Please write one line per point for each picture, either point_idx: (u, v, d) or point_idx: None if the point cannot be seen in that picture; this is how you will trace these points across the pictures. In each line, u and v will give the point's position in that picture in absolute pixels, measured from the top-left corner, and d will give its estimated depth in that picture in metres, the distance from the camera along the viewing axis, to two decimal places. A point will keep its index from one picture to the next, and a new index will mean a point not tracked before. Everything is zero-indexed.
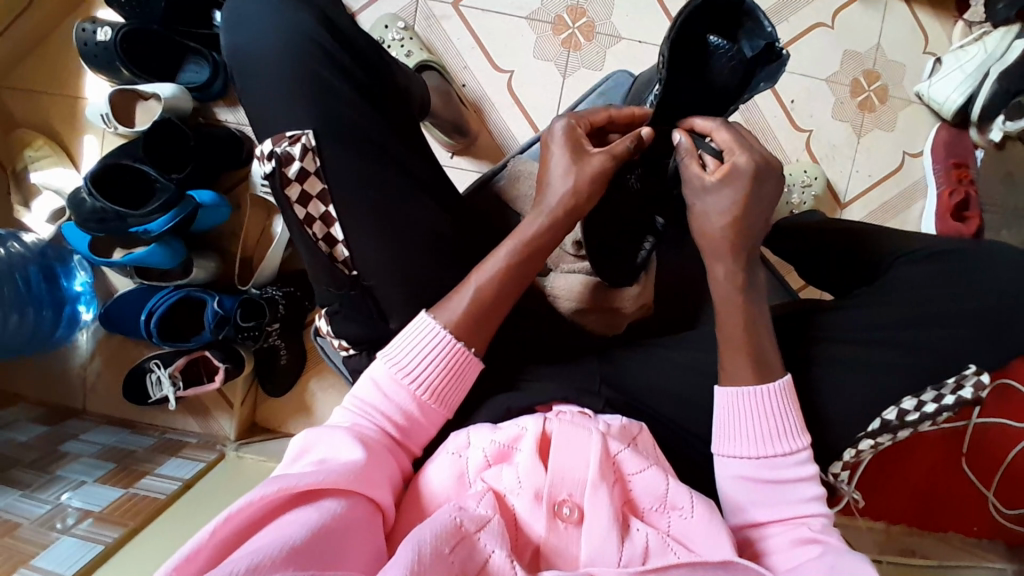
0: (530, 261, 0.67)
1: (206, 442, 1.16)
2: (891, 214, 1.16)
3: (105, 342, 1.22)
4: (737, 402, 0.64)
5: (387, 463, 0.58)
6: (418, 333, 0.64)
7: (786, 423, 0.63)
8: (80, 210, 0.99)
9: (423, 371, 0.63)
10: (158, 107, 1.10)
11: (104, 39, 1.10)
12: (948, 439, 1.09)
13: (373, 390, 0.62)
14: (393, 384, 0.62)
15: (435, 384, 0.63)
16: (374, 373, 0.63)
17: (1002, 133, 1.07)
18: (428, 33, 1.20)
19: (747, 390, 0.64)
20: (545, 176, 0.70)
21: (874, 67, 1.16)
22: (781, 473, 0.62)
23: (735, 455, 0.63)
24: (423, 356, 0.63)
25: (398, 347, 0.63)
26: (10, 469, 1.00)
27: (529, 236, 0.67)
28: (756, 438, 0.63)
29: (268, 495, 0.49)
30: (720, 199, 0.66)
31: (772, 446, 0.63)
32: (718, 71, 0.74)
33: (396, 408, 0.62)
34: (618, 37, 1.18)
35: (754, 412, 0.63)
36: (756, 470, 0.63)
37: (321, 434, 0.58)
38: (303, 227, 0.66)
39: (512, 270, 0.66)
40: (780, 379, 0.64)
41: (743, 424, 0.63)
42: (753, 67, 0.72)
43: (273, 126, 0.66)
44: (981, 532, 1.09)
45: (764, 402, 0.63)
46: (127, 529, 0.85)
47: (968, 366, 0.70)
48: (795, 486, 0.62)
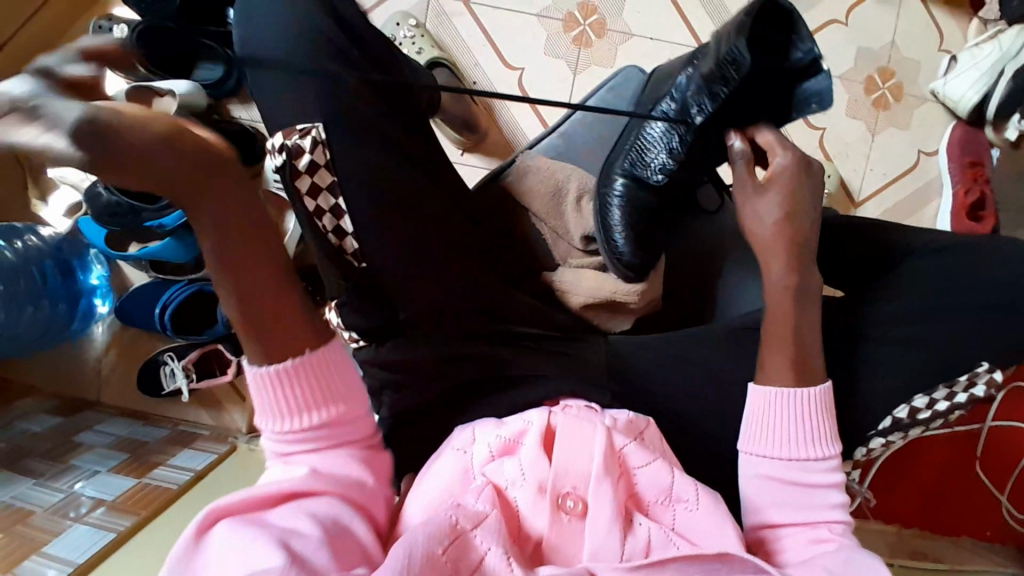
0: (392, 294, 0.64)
1: (218, 435, 1.18)
2: (905, 214, 1.15)
3: (120, 335, 1.24)
4: (775, 402, 0.63)
5: (331, 476, 0.63)
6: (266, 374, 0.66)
7: (821, 427, 0.63)
8: (96, 203, 1.02)
9: (300, 394, 0.65)
10: (172, 103, 1.12)
11: (121, 37, 1.12)
12: (962, 441, 1.08)
13: (276, 444, 0.66)
14: (283, 425, 0.65)
15: (310, 392, 0.65)
16: (265, 427, 0.66)
17: (1018, 132, 1.07)
18: (439, 30, 1.21)
19: (790, 391, 0.63)
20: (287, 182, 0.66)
21: (889, 64, 1.15)
22: (812, 478, 0.62)
23: (767, 455, 0.63)
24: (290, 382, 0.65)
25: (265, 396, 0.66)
26: (26, 459, 1.02)
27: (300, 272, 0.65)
28: (791, 440, 0.63)
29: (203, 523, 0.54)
30: (769, 198, 0.68)
31: (807, 449, 0.62)
32: (764, 77, 0.70)
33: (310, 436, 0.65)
34: (628, 35, 1.18)
35: (794, 415, 0.63)
36: (786, 472, 0.62)
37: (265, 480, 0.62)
38: (313, 219, 0.67)
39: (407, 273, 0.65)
40: (822, 384, 0.64)
41: (778, 425, 0.63)
42: (796, 79, 0.70)
43: (282, 119, 0.67)
44: (993, 537, 1.07)
45: (805, 406, 0.63)
46: (138, 518, 0.86)
47: (980, 363, 0.69)
48: (823, 490, 0.62)
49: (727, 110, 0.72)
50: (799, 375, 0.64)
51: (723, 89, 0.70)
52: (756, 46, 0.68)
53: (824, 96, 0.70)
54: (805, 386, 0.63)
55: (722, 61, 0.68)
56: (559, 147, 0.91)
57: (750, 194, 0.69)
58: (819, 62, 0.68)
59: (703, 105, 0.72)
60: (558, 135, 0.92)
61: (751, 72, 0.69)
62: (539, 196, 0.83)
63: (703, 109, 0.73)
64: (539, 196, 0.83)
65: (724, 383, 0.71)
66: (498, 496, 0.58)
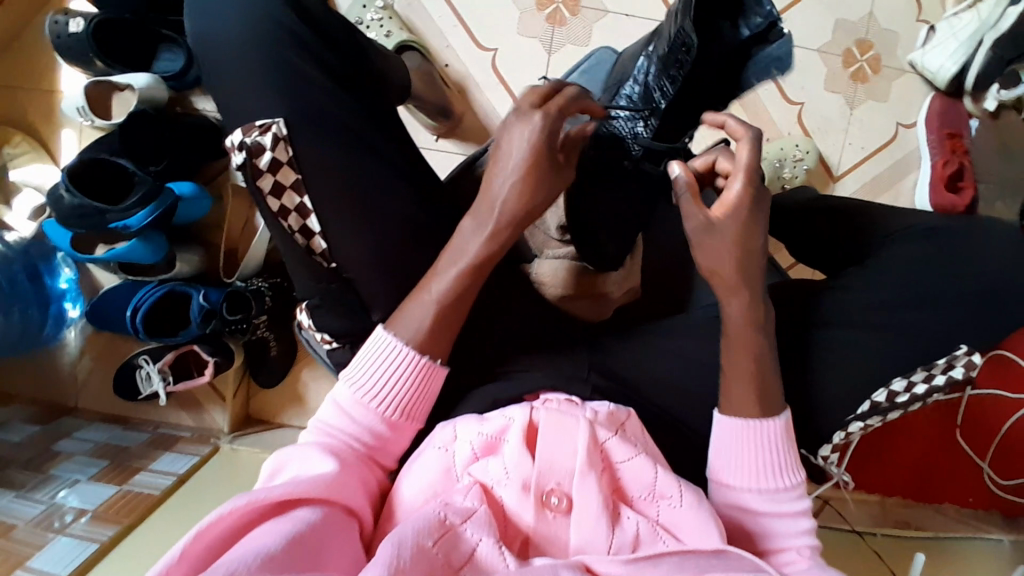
0: (473, 284, 0.63)
1: (200, 436, 1.16)
2: (882, 189, 1.14)
3: (95, 338, 1.21)
4: (739, 434, 0.62)
5: (362, 475, 0.59)
6: (379, 350, 0.62)
7: (781, 458, 0.62)
8: (59, 207, 0.96)
9: (389, 392, 0.62)
10: (133, 98, 1.06)
11: (77, 30, 1.07)
12: (944, 412, 1.10)
13: (336, 412, 0.62)
14: (355, 405, 0.62)
15: (402, 401, 0.62)
16: (338, 398, 0.62)
17: (996, 102, 1.06)
18: (408, 12, 1.17)
19: (753, 423, 0.62)
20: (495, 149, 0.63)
21: (867, 35, 1.14)
22: (780, 507, 0.61)
23: (733, 489, 0.62)
24: (388, 376, 0.62)
25: (356, 369, 0.62)
26: (4, 470, 0.99)
27: (481, 252, 0.63)
28: (755, 471, 0.62)
29: (238, 508, 0.49)
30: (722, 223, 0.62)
31: (770, 478, 0.62)
32: (714, 55, 0.75)
33: (364, 430, 0.61)
34: (603, 11, 1.15)
35: (758, 446, 0.62)
36: (753, 500, 0.61)
37: (294, 452, 0.58)
38: (277, 219, 0.65)
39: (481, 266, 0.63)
40: (783, 414, 0.63)
41: (740, 456, 0.62)
42: (751, 47, 0.76)
43: (243, 116, 0.64)
44: (976, 504, 1.08)
45: (767, 439, 0.62)
46: (122, 526, 0.85)
47: (959, 346, 0.69)
48: (791, 517, 0.62)
49: (690, 86, 0.76)
50: (769, 406, 0.63)
51: (678, 71, 0.75)
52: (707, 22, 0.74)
53: (784, 60, 0.76)
54: (767, 417, 0.62)
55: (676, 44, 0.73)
56: None
57: (699, 222, 0.63)
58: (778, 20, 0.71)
59: (664, 87, 0.77)
60: None
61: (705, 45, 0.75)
62: None
63: (666, 91, 0.77)
64: None
65: (705, 371, 0.71)
66: (485, 494, 0.57)
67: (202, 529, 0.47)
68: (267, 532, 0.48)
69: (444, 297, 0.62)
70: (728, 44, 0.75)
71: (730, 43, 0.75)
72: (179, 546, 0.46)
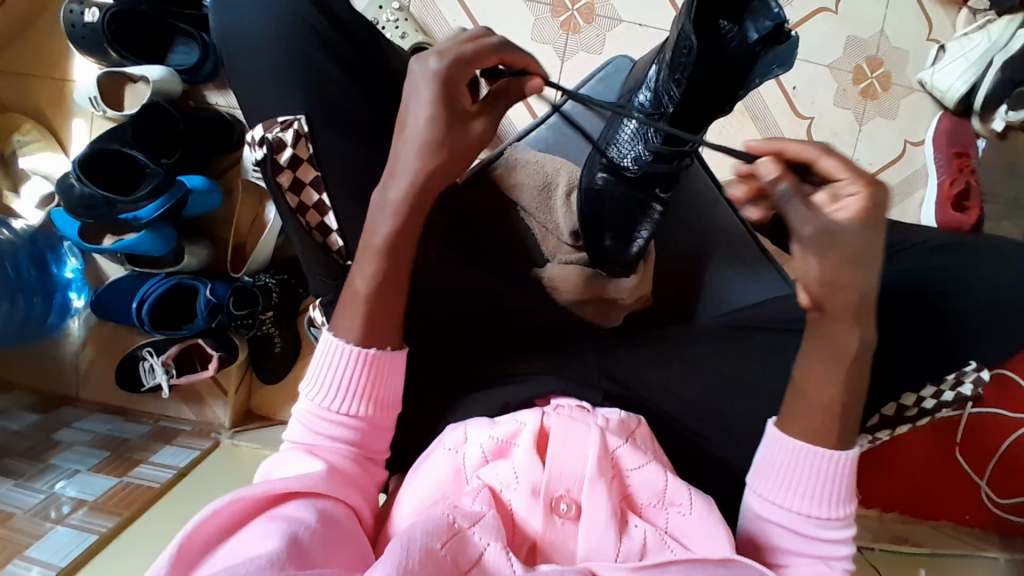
0: (393, 277, 0.60)
1: (201, 431, 1.16)
2: (891, 205, 1.15)
3: (98, 329, 1.21)
4: (788, 452, 0.58)
5: (348, 472, 0.59)
6: (325, 355, 0.61)
7: (834, 489, 0.58)
8: (69, 195, 0.97)
9: (341, 392, 0.60)
10: (146, 90, 1.07)
11: (93, 21, 1.07)
12: (943, 430, 1.10)
13: (302, 427, 0.61)
14: (321, 412, 0.61)
15: (360, 397, 0.60)
16: (302, 410, 0.61)
17: (1004, 123, 1.06)
18: (423, 15, 1.18)
19: (810, 448, 0.58)
20: (403, 114, 0.58)
21: (877, 53, 1.15)
22: (822, 531, 0.58)
23: (774, 504, 0.59)
24: (334, 376, 0.60)
25: (314, 376, 0.61)
26: (2, 458, 0.98)
27: (404, 208, 0.59)
28: (801, 492, 0.58)
29: (226, 508, 0.49)
30: (849, 237, 0.53)
31: (813, 504, 0.58)
32: (725, 59, 0.71)
33: (333, 436, 0.60)
34: (617, 20, 1.15)
35: (811, 468, 0.58)
36: (793, 521, 0.58)
37: (274, 463, 0.59)
38: (296, 216, 0.65)
39: (409, 218, 0.59)
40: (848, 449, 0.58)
41: (788, 475, 0.59)
42: (758, 49, 0.69)
43: (266, 113, 0.65)
44: (973, 521, 1.09)
45: (823, 461, 0.57)
46: (122, 518, 0.84)
47: (968, 362, 0.69)
48: (832, 543, 0.58)
49: (694, 91, 0.73)
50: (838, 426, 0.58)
51: (682, 75, 0.72)
52: (707, 24, 0.70)
53: (787, 59, 0.69)
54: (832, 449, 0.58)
55: (679, 47, 0.70)
56: (549, 139, 0.87)
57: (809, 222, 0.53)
58: (784, 23, 0.65)
59: (671, 91, 0.74)
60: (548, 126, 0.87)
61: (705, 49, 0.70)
62: (528, 189, 0.79)
63: (673, 96, 0.74)
64: (528, 190, 0.79)
65: (713, 380, 0.72)
66: (494, 498, 0.57)
67: (191, 531, 0.47)
68: (257, 534, 0.49)
69: (380, 260, 0.60)
70: (737, 50, 0.70)
71: (739, 46, 0.70)
72: (169, 550, 0.46)
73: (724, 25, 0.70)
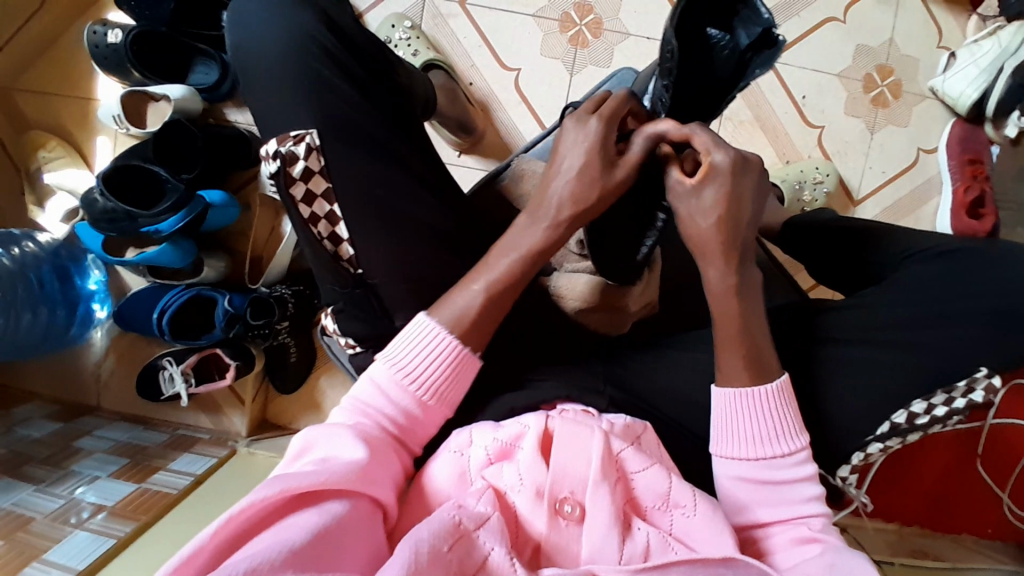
0: (509, 292, 0.66)
1: (218, 439, 1.18)
2: (903, 213, 1.15)
3: (120, 339, 1.24)
4: (728, 402, 0.63)
5: (389, 459, 0.60)
6: (420, 333, 0.64)
7: (783, 424, 0.62)
8: (92, 209, 1.02)
9: (424, 374, 0.63)
10: (168, 108, 1.11)
11: (115, 41, 1.11)
12: (963, 440, 1.08)
13: (372, 389, 0.63)
14: (393, 385, 0.63)
15: (437, 386, 0.63)
16: (375, 375, 0.63)
17: (1018, 129, 1.06)
18: (435, 32, 1.20)
19: (745, 391, 0.62)
20: (557, 161, 0.68)
21: (887, 61, 1.15)
22: (781, 474, 0.62)
23: (728, 457, 0.63)
24: (423, 357, 0.63)
25: (397, 349, 0.64)
26: (25, 465, 1.01)
27: (540, 244, 0.66)
28: (753, 437, 0.62)
29: (270, 496, 0.50)
30: (705, 198, 0.64)
31: (768, 447, 0.62)
32: (716, 66, 0.72)
33: (396, 410, 0.63)
34: (625, 34, 1.17)
35: (752, 414, 0.62)
36: (754, 471, 0.62)
37: (325, 431, 0.59)
38: (307, 226, 0.67)
39: (546, 249, 0.66)
40: (777, 381, 0.63)
41: (732, 424, 0.63)
42: (749, 55, 0.71)
43: (277, 126, 0.67)
44: (995, 534, 1.07)
45: (757, 404, 0.62)
46: (139, 524, 0.86)
47: (979, 369, 0.68)
48: (794, 485, 0.62)
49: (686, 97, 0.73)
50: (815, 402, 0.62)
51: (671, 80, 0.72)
52: (696, 32, 0.71)
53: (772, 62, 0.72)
54: (761, 385, 0.63)
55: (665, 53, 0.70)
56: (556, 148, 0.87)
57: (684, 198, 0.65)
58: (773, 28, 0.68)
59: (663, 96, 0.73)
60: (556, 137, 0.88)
61: (694, 54, 0.71)
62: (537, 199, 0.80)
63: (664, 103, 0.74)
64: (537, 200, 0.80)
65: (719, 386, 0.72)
66: (498, 499, 0.58)
67: (234, 514, 0.49)
68: (296, 523, 0.50)
69: (491, 284, 0.65)
70: (727, 57, 0.72)
71: (730, 53, 0.71)
72: (213, 526, 0.48)
73: (713, 33, 0.71)
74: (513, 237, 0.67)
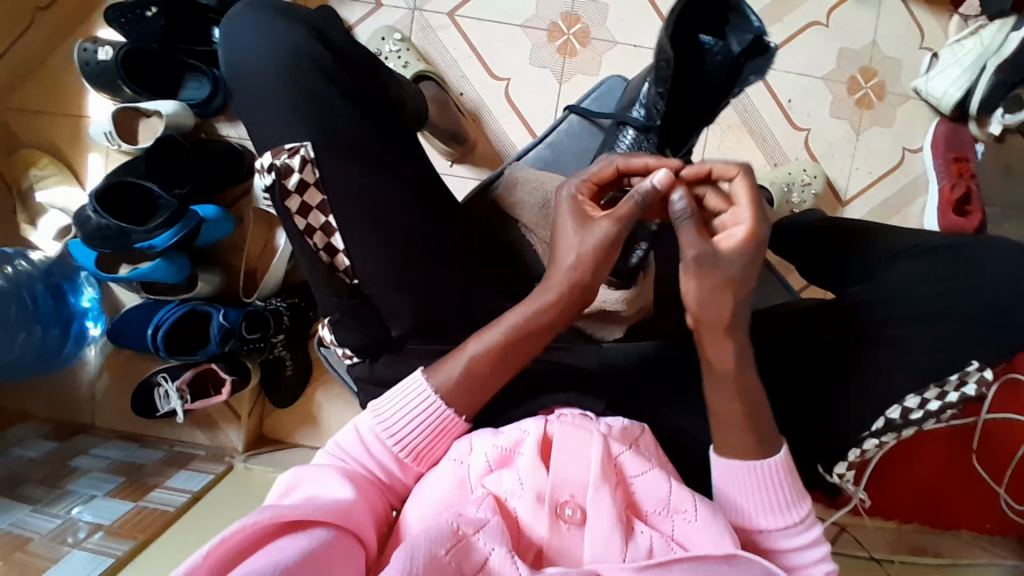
0: (507, 361, 0.64)
1: (214, 455, 1.17)
2: (891, 213, 1.16)
3: (114, 356, 1.23)
4: (730, 474, 0.62)
5: (370, 503, 0.60)
6: (409, 394, 0.64)
7: (783, 495, 0.62)
8: (85, 227, 1.00)
9: (406, 434, 0.63)
10: (159, 124, 1.11)
11: (105, 59, 1.12)
12: (958, 435, 1.10)
13: (355, 438, 0.64)
14: (373, 437, 0.64)
15: (416, 446, 0.63)
16: (358, 424, 0.65)
17: (1002, 126, 1.08)
18: (424, 44, 1.21)
19: (745, 465, 0.62)
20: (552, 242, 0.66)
21: (871, 64, 1.17)
22: (785, 540, 0.62)
23: (749, 526, 0.62)
24: (406, 416, 0.64)
25: (384, 404, 0.65)
26: (20, 486, 1.00)
27: (529, 319, 0.64)
28: (756, 507, 0.62)
29: (259, 522, 0.50)
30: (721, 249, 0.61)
31: (772, 516, 0.62)
32: (707, 73, 0.75)
33: (376, 464, 0.63)
34: (612, 42, 1.18)
35: (756, 485, 0.62)
36: (759, 536, 0.63)
37: (308, 472, 0.60)
38: (303, 237, 0.68)
39: (532, 321, 0.64)
40: (777, 454, 0.62)
41: (736, 496, 0.63)
42: (741, 61, 0.73)
43: (273, 140, 0.68)
44: (993, 529, 1.07)
45: (759, 479, 0.62)
46: (136, 542, 0.85)
47: (971, 362, 0.69)
48: (801, 549, 0.62)
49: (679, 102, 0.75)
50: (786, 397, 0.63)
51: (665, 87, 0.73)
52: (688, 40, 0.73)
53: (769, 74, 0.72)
54: (763, 457, 0.62)
55: (660, 59, 0.71)
56: (547, 157, 0.89)
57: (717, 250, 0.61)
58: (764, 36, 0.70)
59: (657, 104, 0.74)
60: (545, 146, 0.89)
61: (684, 61, 0.74)
62: (529, 208, 0.81)
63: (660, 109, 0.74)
64: (529, 209, 0.81)
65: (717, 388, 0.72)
66: (498, 505, 0.58)
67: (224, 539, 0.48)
68: (283, 547, 0.50)
69: (483, 352, 0.64)
70: (719, 63, 0.74)
71: (723, 59, 0.74)
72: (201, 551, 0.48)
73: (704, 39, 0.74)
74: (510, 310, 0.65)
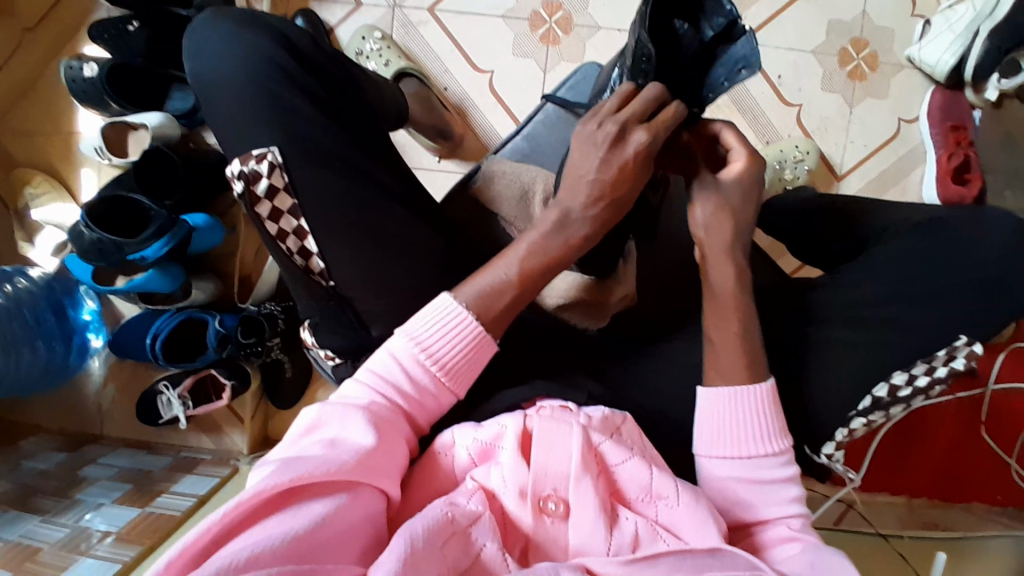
0: (534, 284, 0.65)
1: (220, 458, 1.19)
2: (889, 185, 1.13)
3: (117, 367, 1.26)
4: (718, 402, 0.63)
5: (399, 438, 0.59)
6: (443, 315, 0.62)
7: (767, 426, 0.63)
8: (79, 242, 1.01)
9: (444, 354, 0.62)
10: (147, 136, 1.12)
11: (91, 75, 1.12)
12: (967, 409, 1.07)
13: (391, 362, 0.61)
14: (411, 360, 0.61)
15: (452, 365, 0.62)
16: (394, 349, 0.62)
17: (997, 91, 1.04)
18: (406, 41, 1.21)
19: (736, 390, 0.63)
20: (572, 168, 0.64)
21: (862, 34, 1.14)
22: (766, 475, 0.62)
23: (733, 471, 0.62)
24: (446, 336, 0.62)
25: (418, 324, 0.62)
26: (31, 497, 1.02)
27: (556, 248, 0.64)
28: (740, 439, 0.62)
29: (272, 486, 0.50)
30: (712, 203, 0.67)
31: (756, 447, 0.62)
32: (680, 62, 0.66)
33: (410, 389, 0.61)
34: (595, 28, 1.17)
35: (743, 414, 0.63)
36: (742, 470, 0.62)
37: (333, 411, 0.58)
38: (276, 242, 0.68)
39: (558, 250, 0.64)
40: (766, 382, 0.63)
41: (724, 426, 0.63)
42: (716, 48, 0.66)
43: (240, 147, 0.68)
44: (1006, 501, 1.05)
45: (747, 405, 0.62)
46: (144, 547, 0.87)
47: (959, 336, 0.67)
48: (780, 486, 0.62)
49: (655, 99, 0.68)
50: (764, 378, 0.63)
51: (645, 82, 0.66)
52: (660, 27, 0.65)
53: (752, 58, 0.64)
54: (753, 384, 0.63)
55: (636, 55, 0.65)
56: (525, 149, 0.88)
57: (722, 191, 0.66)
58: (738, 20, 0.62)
59: None
60: (522, 137, 0.88)
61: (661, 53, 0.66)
62: (507, 200, 0.81)
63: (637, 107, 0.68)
64: (507, 201, 0.81)
65: None
66: (488, 499, 0.57)
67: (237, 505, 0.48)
68: (296, 515, 0.49)
69: (519, 269, 0.64)
70: (691, 50, 0.66)
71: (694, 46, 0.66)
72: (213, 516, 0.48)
73: (678, 25, 0.65)
74: (525, 235, 0.65)
